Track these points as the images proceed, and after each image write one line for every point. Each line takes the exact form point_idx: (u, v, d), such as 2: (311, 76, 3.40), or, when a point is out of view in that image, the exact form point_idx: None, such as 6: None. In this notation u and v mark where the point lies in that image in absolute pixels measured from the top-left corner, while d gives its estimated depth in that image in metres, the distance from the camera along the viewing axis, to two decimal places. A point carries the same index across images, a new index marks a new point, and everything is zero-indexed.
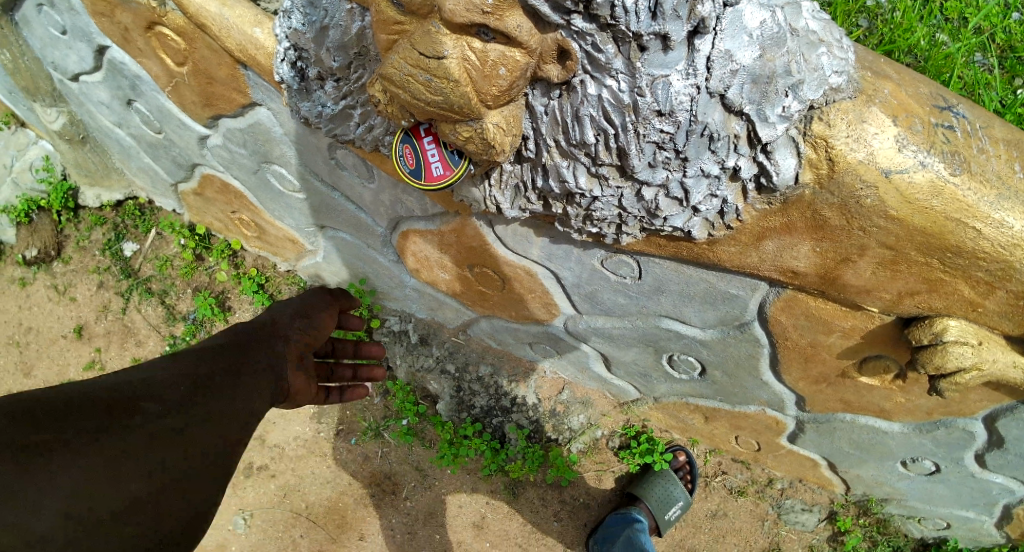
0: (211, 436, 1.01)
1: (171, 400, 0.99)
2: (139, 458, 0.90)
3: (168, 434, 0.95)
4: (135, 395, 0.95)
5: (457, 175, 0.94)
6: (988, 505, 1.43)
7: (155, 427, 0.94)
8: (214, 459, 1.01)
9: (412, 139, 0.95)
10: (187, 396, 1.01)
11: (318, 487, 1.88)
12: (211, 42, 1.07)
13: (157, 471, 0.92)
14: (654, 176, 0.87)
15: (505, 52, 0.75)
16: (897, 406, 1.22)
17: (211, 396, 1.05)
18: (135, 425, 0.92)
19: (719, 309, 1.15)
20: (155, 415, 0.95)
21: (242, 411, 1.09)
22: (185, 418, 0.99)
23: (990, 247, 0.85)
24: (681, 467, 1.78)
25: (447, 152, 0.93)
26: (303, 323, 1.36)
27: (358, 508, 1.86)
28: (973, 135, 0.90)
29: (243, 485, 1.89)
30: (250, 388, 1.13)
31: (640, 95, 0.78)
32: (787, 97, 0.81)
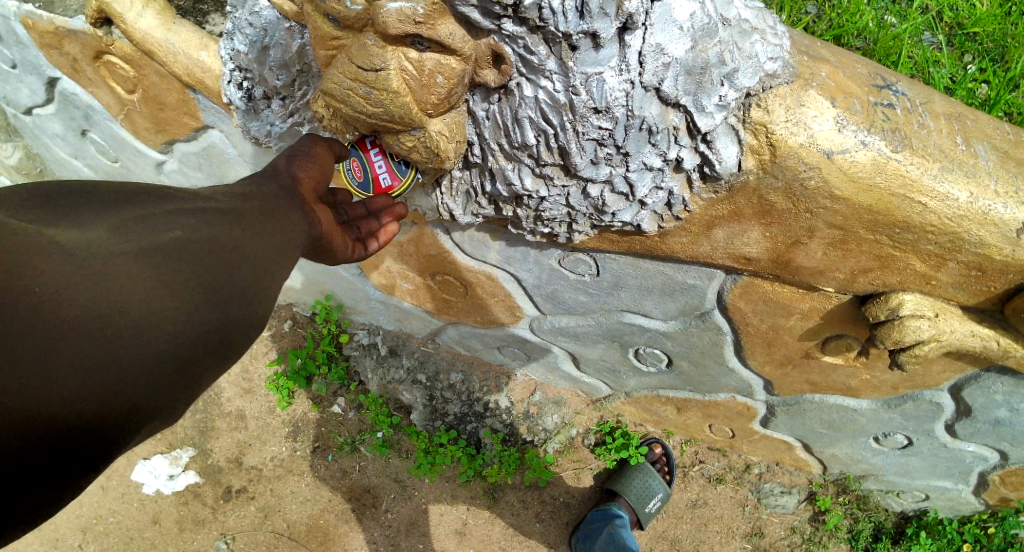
0: (232, 294, 0.75)
1: (181, 233, 0.73)
2: (121, 300, 0.65)
3: (172, 276, 0.70)
4: (138, 221, 0.72)
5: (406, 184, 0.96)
6: (963, 474, 1.46)
7: (155, 261, 0.69)
8: (229, 328, 0.75)
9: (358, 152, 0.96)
10: (208, 230, 0.76)
11: (297, 505, 1.87)
12: (159, 68, 1.06)
13: (146, 320, 0.66)
14: (597, 172, 0.88)
15: (441, 60, 0.76)
16: (863, 383, 1.24)
17: (236, 238, 0.78)
18: (126, 253, 0.68)
19: (678, 300, 1.17)
20: (152, 247, 0.70)
21: (275, 264, 0.82)
22: (197, 262, 0.72)
23: (936, 220, 0.88)
24: (658, 459, 1.79)
25: (395, 164, 0.95)
26: (305, 176, 0.91)
27: (340, 524, 1.84)
28: (913, 111, 0.93)
29: (224, 508, 1.88)
30: (287, 239, 0.85)
31: (575, 94, 0.79)
32: (723, 87, 0.83)
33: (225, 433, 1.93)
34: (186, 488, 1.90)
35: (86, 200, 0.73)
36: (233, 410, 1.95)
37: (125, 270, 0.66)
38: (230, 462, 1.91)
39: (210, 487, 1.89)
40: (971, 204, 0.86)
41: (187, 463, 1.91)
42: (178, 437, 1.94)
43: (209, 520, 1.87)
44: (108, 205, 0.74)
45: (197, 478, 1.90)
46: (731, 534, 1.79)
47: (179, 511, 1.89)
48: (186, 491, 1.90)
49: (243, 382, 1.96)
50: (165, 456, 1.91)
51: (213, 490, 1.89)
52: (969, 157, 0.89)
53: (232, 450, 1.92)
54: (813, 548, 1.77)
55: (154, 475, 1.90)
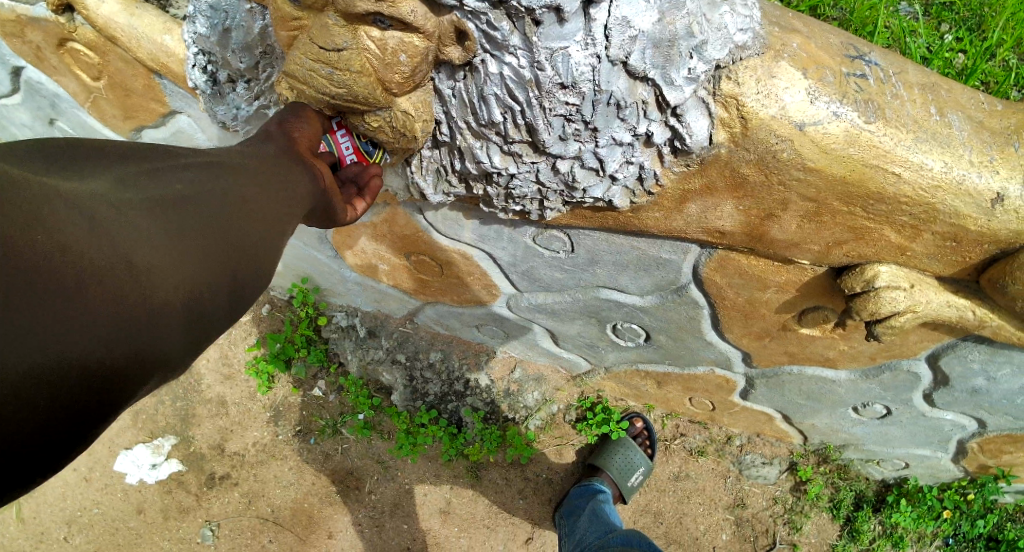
0: (230, 255, 0.78)
1: (180, 195, 0.76)
2: (136, 254, 0.67)
3: (176, 233, 0.73)
4: (138, 183, 0.74)
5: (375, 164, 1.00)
6: (942, 442, 1.49)
7: (160, 220, 0.72)
8: (228, 287, 0.78)
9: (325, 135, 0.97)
10: (205, 193, 0.79)
11: (281, 490, 1.88)
12: (124, 54, 1.04)
13: (155, 275, 0.69)
14: (566, 148, 0.88)
15: (403, 38, 0.75)
16: (840, 354, 1.25)
17: (232, 201, 0.81)
18: (132, 210, 0.70)
19: (653, 275, 1.17)
20: (156, 205, 0.73)
21: (273, 229, 0.85)
22: (197, 223, 0.75)
23: (911, 191, 0.88)
24: (639, 433, 1.81)
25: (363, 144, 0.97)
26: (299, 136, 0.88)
27: (324, 506, 1.86)
28: (886, 81, 0.92)
29: (208, 495, 1.89)
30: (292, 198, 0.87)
31: (541, 70, 0.78)
32: (692, 60, 0.82)
33: (206, 420, 1.93)
34: (169, 477, 1.91)
35: (82, 162, 0.74)
36: (214, 397, 1.93)
37: (133, 227, 0.69)
38: (213, 449, 1.91)
39: (193, 474, 1.90)
40: (946, 174, 0.86)
41: (170, 451, 1.91)
42: (159, 426, 1.94)
43: (194, 508, 1.88)
44: (107, 167, 0.75)
45: (180, 466, 1.91)
46: (713, 506, 1.82)
47: (163, 500, 1.90)
48: (170, 480, 1.91)
49: (223, 369, 1.94)
50: (147, 445, 1.91)
51: (196, 477, 1.90)
52: (943, 127, 0.89)
53: (215, 436, 1.92)
54: (795, 518, 1.80)
55: (137, 465, 1.90)
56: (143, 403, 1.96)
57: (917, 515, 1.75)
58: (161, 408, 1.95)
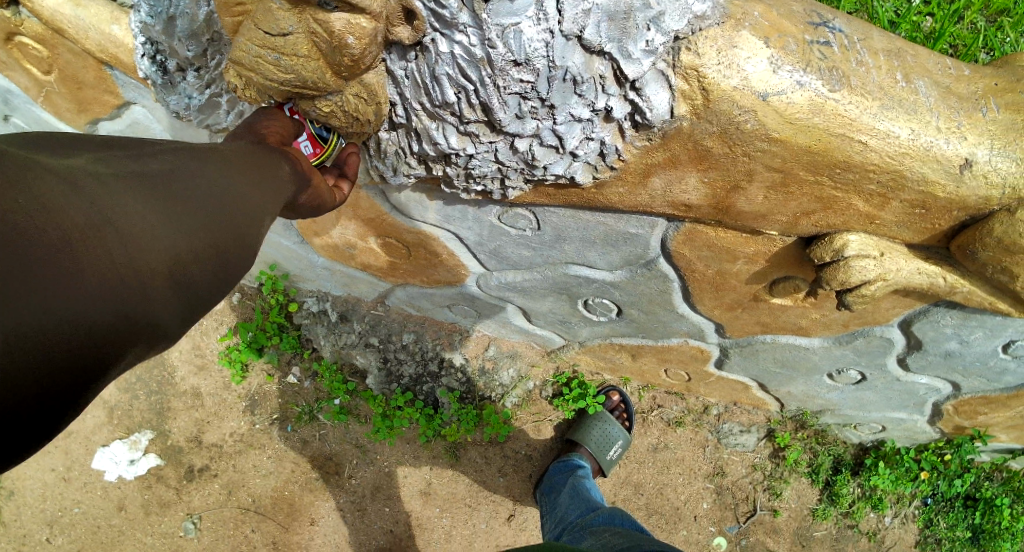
0: (216, 239, 0.77)
1: (166, 178, 0.74)
2: (130, 237, 0.66)
3: (167, 217, 0.71)
4: (124, 163, 0.72)
5: (331, 149, 1.00)
6: (917, 405, 1.51)
7: (149, 200, 0.70)
8: (213, 272, 0.76)
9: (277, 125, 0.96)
10: (188, 177, 0.77)
11: (261, 479, 1.88)
12: (73, 46, 1.02)
13: (144, 254, 0.67)
14: (523, 126, 0.87)
15: (350, 20, 0.73)
16: (813, 322, 1.25)
17: (216, 186, 0.79)
18: (120, 188, 0.68)
19: (622, 250, 1.17)
20: (141, 184, 0.71)
21: (256, 216, 0.84)
22: (183, 206, 0.74)
23: (878, 159, 0.87)
24: (616, 407, 1.83)
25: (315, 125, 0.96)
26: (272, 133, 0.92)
27: (305, 493, 1.87)
28: (850, 48, 0.91)
29: (188, 489, 1.89)
30: (273, 186, 0.87)
31: (492, 47, 0.77)
32: (649, 31, 0.79)
33: (183, 412, 1.91)
34: (148, 472, 1.90)
35: (61, 143, 0.71)
36: (189, 388, 1.92)
37: (123, 204, 0.67)
38: (190, 441, 1.90)
39: (172, 468, 1.89)
40: (913, 140, 0.86)
41: (147, 446, 1.90)
42: (135, 421, 1.91)
43: (174, 502, 1.88)
44: (89, 148, 0.72)
45: (158, 460, 1.90)
46: (693, 476, 1.85)
47: (143, 495, 1.89)
48: (149, 475, 1.90)
49: (196, 359, 1.92)
50: (124, 441, 1.89)
51: (175, 471, 1.89)
52: (909, 94, 0.88)
53: (192, 429, 1.91)
54: (775, 484, 1.83)
55: (115, 462, 1.88)
56: (118, 399, 1.93)
57: (895, 477, 1.78)
58: (136, 403, 1.92)
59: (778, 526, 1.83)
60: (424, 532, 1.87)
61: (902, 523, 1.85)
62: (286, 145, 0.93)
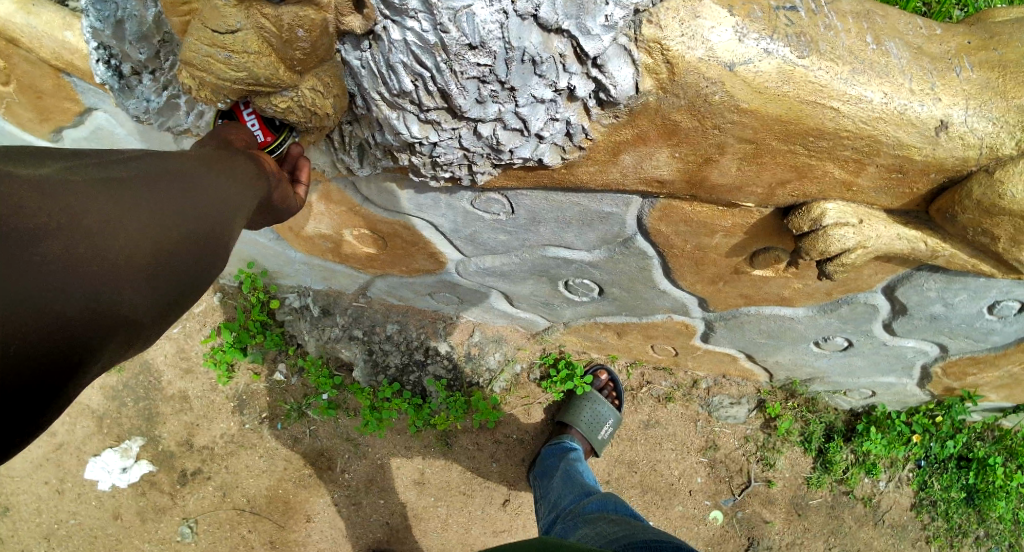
0: (195, 229, 0.76)
1: (134, 177, 0.74)
2: (105, 231, 0.66)
3: (142, 212, 0.71)
4: (90, 167, 0.72)
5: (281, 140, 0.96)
6: (906, 369, 1.51)
7: (119, 195, 0.70)
8: (192, 259, 0.76)
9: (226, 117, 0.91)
10: (159, 174, 0.77)
11: (255, 479, 1.89)
12: (28, 55, 1.00)
13: (119, 244, 0.67)
14: (485, 111, 0.85)
15: (298, 12, 0.73)
16: (795, 292, 1.25)
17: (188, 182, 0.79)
18: (82, 182, 0.68)
19: (598, 230, 1.16)
20: (110, 183, 0.71)
21: (235, 206, 0.84)
22: (156, 199, 0.74)
23: (851, 124, 0.86)
24: (605, 386, 1.83)
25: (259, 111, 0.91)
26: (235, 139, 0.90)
27: (299, 490, 1.89)
28: (818, 12, 0.89)
29: (182, 493, 1.90)
30: (247, 183, 0.87)
31: (445, 31, 0.75)
32: (607, 6, 0.77)
33: (171, 417, 1.91)
34: (141, 479, 1.90)
35: (29, 156, 0.71)
36: (176, 393, 1.91)
37: (93, 199, 0.67)
38: (181, 445, 1.90)
39: (165, 473, 1.90)
40: (886, 104, 0.84)
41: (139, 453, 1.90)
42: (125, 429, 1.91)
43: (170, 507, 1.89)
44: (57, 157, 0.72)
45: (150, 466, 1.90)
46: (686, 451, 1.85)
47: (137, 503, 1.90)
48: (142, 482, 1.90)
49: (182, 363, 1.91)
50: (115, 449, 1.89)
51: (168, 476, 1.90)
52: (880, 56, 0.86)
53: (182, 432, 1.91)
54: (767, 454, 1.84)
55: (107, 471, 1.88)
56: (106, 408, 1.92)
57: (887, 441, 1.79)
58: (124, 410, 1.91)
59: (773, 497, 1.84)
60: (421, 522, 1.90)
61: (896, 487, 1.86)
62: (255, 150, 0.92)
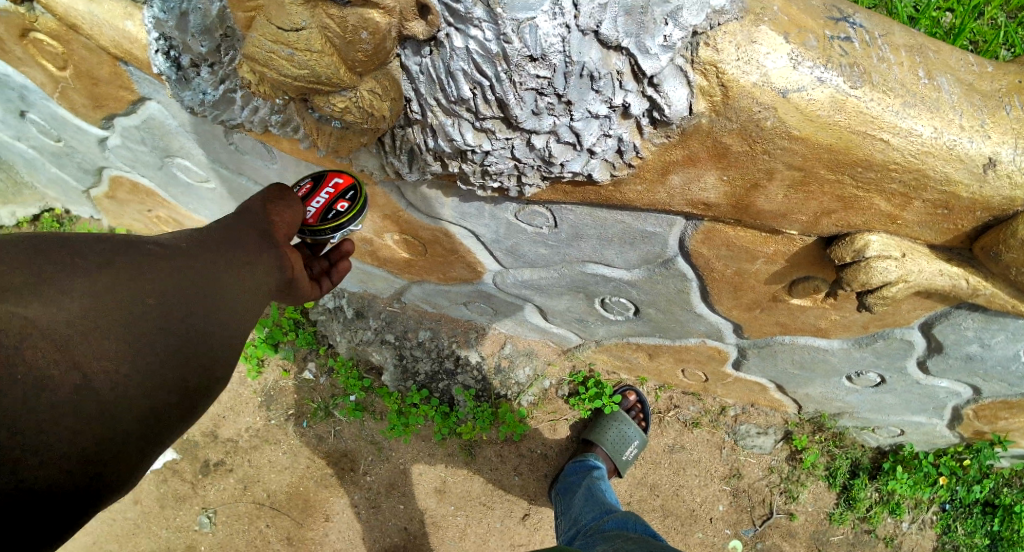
0: (202, 335, 0.80)
1: (147, 287, 0.76)
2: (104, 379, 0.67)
3: (146, 349, 0.72)
4: (104, 277, 0.72)
5: (318, 228, 1.04)
6: (937, 409, 1.49)
7: (126, 326, 0.71)
8: (192, 385, 0.78)
9: (318, 180, 1.06)
10: (173, 278, 0.79)
11: (277, 474, 1.87)
12: (87, 42, 1.02)
13: (129, 374, 0.70)
14: (540, 122, 0.85)
15: (364, 14, 0.73)
16: (832, 323, 1.23)
17: (199, 281, 0.83)
18: (91, 319, 0.69)
19: (639, 249, 1.16)
20: (118, 306, 0.72)
21: (247, 295, 0.89)
22: (168, 313, 0.76)
23: (900, 157, 0.85)
24: (632, 407, 1.82)
25: (355, 194, 1.05)
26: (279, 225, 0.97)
27: (320, 489, 1.85)
28: (871, 44, 0.89)
29: (204, 483, 1.87)
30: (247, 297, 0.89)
31: (507, 42, 0.75)
32: (667, 26, 0.78)
33: None
34: (164, 466, 1.89)
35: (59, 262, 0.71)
36: None
37: (95, 334, 0.68)
38: (206, 436, 1.90)
39: (188, 462, 1.89)
40: (936, 138, 0.83)
41: None
42: None
43: (190, 496, 1.86)
44: (78, 260, 0.72)
45: (174, 454, 1.89)
46: (709, 478, 1.83)
47: (158, 489, 1.88)
48: (165, 468, 1.89)
49: None
50: None
51: (191, 465, 1.89)
52: (932, 91, 0.85)
53: (207, 423, 1.92)
54: (791, 487, 1.80)
55: None
56: None
57: (913, 482, 1.75)
58: None
59: (794, 530, 1.80)
60: (439, 530, 1.84)
61: (919, 529, 1.81)
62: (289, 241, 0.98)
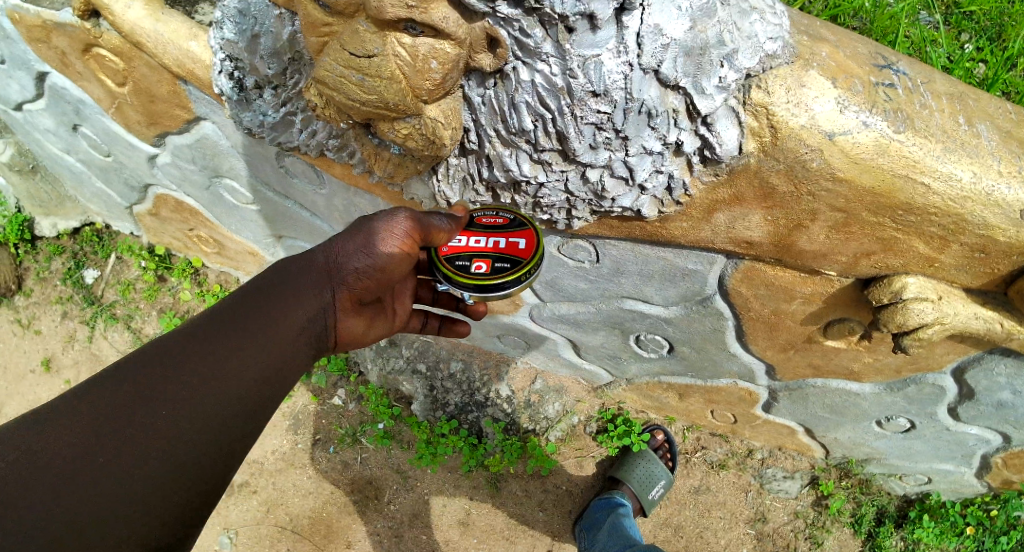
0: (225, 404, 0.77)
1: (155, 383, 0.73)
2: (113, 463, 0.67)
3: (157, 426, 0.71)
4: (97, 397, 0.70)
5: (440, 262, 1.02)
6: (966, 457, 1.47)
7: (134, 409, 0.70)
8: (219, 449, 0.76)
9: (506, 226, 1.01)
10: (185, 361, 0.76)
11: (300, 498, 1.84)
12: (149, 60, 1.06)
13: (140, 453, 0.69)
14: (596, 157, 0.88)
15: (434, 45, 0.77)
16: (865, 366, 1.23)
17: (228, 342, 0.81)
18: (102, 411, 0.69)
19: (679, 286, 1.17)
20: (121, 421, 0.69)
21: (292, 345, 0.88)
22: (180, 400, 0.73)
23: (940, 202, 0.85)
24: (660, 446, 1.79)
25: (496, 268, 1.00)
26: (364, 273, 0.94)
27: (342, 516, 1.82)
28: (915, 91, 0.90)
29: (226, 503, 1.85)
30: (279, 360, 0.85)
31: (573, 77, 0.79)
32: (722, 68, 0.80)
33: None
34: None
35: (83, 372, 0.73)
36: None
37: (101, 424, 0.68)
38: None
39: None
40: (974, 184, 0.84)
41: None
42: None
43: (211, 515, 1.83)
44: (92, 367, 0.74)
45: None
46: (735, 520, 1.79)
47: None
48: None
49: None
50: None
51: None
52: (972, 137, 0.86)
53: None
54: (816, 533, 1.76)
55: None
56: None
57: (940, 531, 1.72)
58: None
59: None
60: None
61: None
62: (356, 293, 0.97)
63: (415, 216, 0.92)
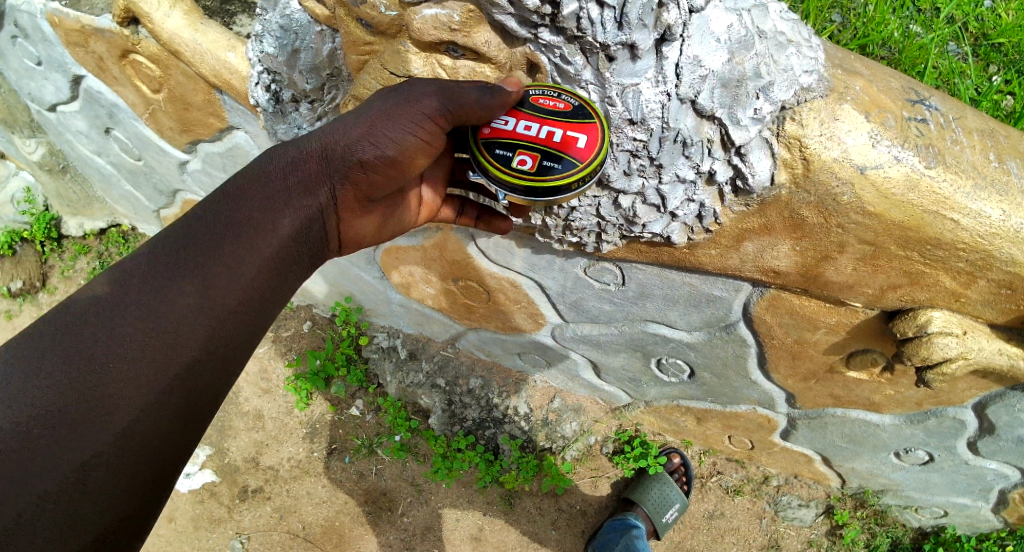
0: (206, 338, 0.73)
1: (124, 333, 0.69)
2: (92, 431, 0.65)
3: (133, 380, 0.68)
4: (65, 363, 0.65)
5: (477, 150, 0.82)
6: (983, 492, 1.46)
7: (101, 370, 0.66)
8: (207, 378, 0.74)
9: (569, 114, 0.80)
10: (159, 307, 0.71)
11: (314, 507, 1.85)
12: (186, 68, 1.08)
13: (119, 413, 0.66)
14: (629, 183, 0.90)
15: (474, 67, 0.81)
16: (886, 398, 1.22)
17: (206, 267, 0.75)
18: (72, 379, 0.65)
19: (703, 312, 1.17)
20: (89, 407, 0.65)
21: (287, 254, 0.82)
22: (155, 353, 0.69)
23: (969, 237, 0.84)
24: (676, 469, 1.79)
25: (544, 167, 0.79)
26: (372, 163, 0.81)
27: (355, 526, 1.82)
28: (946, 126, 0.90)
29: (240, 508, 1.86)
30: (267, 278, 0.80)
31: (612, 105, 0.81)
32: (758, 100, 0.80)
33: (242, 432, 1.95)
34: (201, 487, 1.89)
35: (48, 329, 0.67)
36: (251, 410, 1.98)
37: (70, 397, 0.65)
38: (248, 461, 1.91)
39: (227, 485, 1.88)
40: (1004, 221, 0.84)
41: (204, 461, 1.92)
42: None
43: (225, 519, 1.84)
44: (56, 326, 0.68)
45: (213, 476, 1.90)
46: (748, 547, 1.78)
47: (194, 509, 1.86)
48: (202, 489, 1.88)
49: (262, 383, 2.01)
50: None
51: (229, 489, 1.88)
52: (1002, 174, 0.86)
53: (250, 449, 1.92)
54: None
55: None
56: None
57: None
58: None
59: None
60: None
61: None
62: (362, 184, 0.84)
63: (443, 93, 0.75)
